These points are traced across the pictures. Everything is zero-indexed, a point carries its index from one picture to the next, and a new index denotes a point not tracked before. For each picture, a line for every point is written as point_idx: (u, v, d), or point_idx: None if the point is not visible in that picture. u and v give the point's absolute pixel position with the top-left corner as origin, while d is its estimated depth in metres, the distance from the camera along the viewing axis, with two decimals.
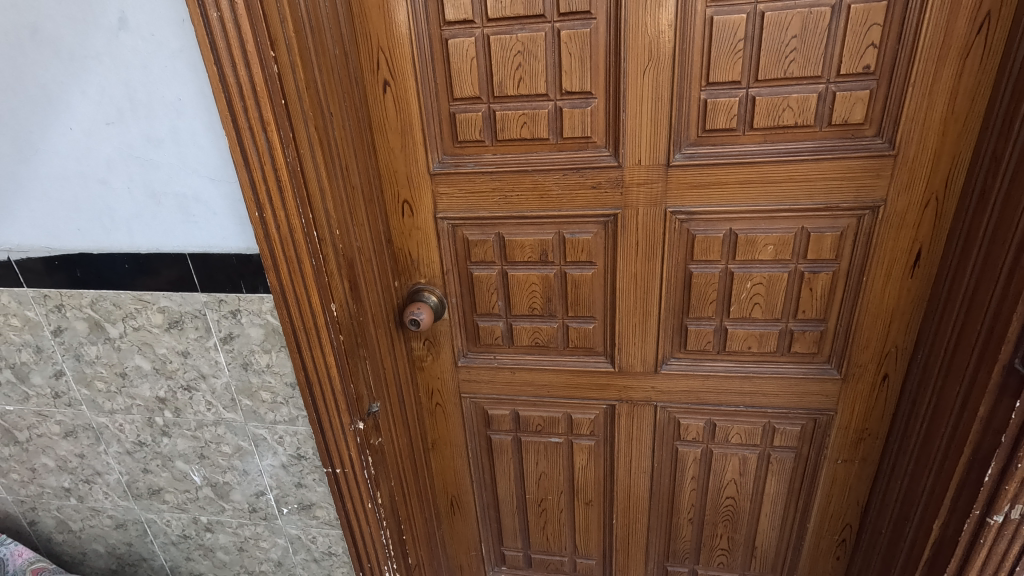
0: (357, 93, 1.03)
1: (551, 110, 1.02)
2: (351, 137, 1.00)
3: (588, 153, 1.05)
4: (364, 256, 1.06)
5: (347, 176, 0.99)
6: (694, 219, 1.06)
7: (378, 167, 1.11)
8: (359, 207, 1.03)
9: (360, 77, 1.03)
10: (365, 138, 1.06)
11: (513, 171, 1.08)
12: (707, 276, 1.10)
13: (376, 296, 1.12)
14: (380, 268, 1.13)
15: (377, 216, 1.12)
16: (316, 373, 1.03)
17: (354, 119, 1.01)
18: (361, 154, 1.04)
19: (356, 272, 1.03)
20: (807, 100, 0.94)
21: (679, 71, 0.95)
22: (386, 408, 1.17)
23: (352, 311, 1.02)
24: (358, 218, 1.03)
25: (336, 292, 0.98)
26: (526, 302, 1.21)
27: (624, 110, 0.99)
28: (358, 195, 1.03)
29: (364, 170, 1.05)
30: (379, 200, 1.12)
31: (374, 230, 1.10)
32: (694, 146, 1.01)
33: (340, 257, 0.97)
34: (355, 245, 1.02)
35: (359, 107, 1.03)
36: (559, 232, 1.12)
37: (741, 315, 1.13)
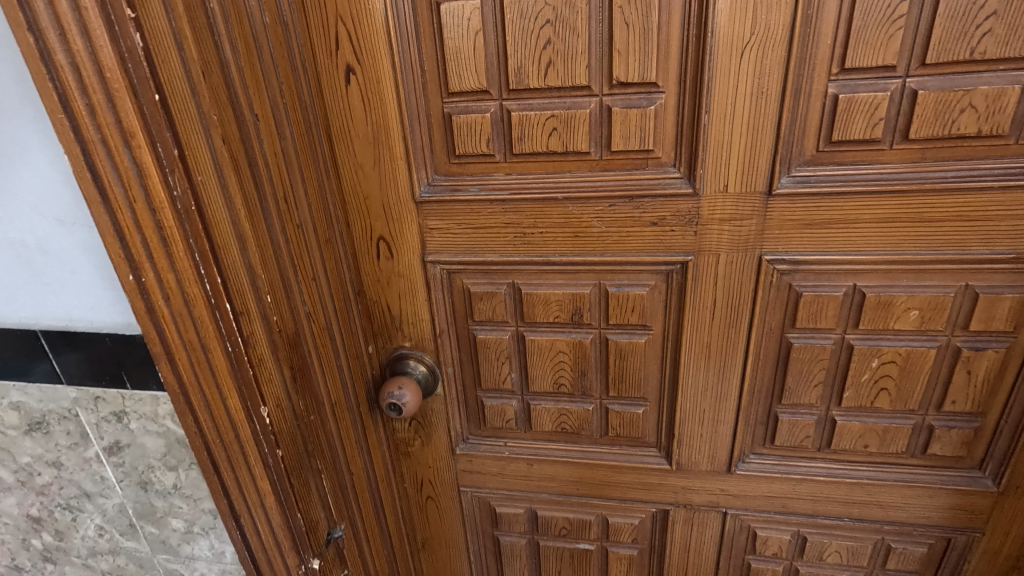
0: (306, 84, 0.69)
1: (595, 110, 0.68)
2: (293, 151, 0.66)
3: (647, 174, 0.70)
4: (313, 322, 0.72)
5: (284, 210, 0.65)
6: (802, 271, 0.72)
7: (340, 190, 0.78)
8: (304, 254, 0.70)
9: (310, 59, 0.70)
10: (319, 151, 0.72)
11: (535, 199, 0.74)
12: (814, 350, 0.77)
13: (337, 374, 0.79)
14: (341, 334, 0.80)
15: (339, 261, 0.78)
16: (245, 505, 0.69)
17: (297, 122, 0.67)
18: (311, 175, 0.71)
19: (299, 350, 0.69)
20: (1002, 96, 0.60)
21: (800, 51, 0.61)
22: (352, 525, 0.84)
23: (292, 407, 0.69)
24: (302, 271, 0.69)
25: (264, 386, 0.64)
26: (550, 377, 0.87)
27: (707, 112, 0.65)
28: (301, 236, 0.69)
29: (314, 198, 0.71)
30: (341, 239, 0.78)
31: (332, 282, 0.77)
32: (810, 165, 0.67)
33: (271, 333, 0.64)
34: (300, 309, 0.69)
35: (309, 104, 0.69)
36: (601, 285, 0.79)
37: (858, 403, 0.79)
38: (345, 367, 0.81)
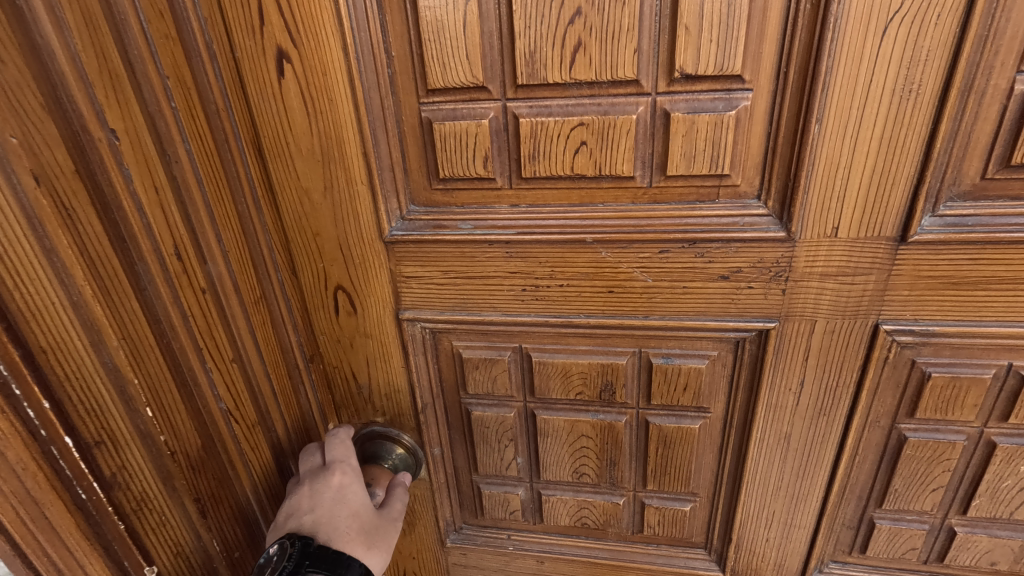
0: (217, 76, 0.46)
1: (645, 116, 0.46)
2: (194, 180, 0.44)
3: (718, 208, 0.48)
4: (236, 420, 0.51)
5: (176, 269, 0.43)
6: (934, 345, 0.51)
7: (279, 224, 0.56)
8: (216, 327, 0.48)
9: (223, 37, 0.47)
10: (242, 175, 0.50)
11: (552, 240, 0.52)
12: (937, 447, 0.56)
13: (278, 476, 0.58)
14: (286, 421, 0.58)
15: (278, 324, 0.56)
16: None
17: (198, 136, 0.45)
18: (226, 211, 0.48)
19: (210, 466, 0.48)
20: None
21: (981, 25, 0.38)
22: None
23: (202, 549, 0.48)
24: (215, 353, 0.48)
25: (149, 537, 0.43)
26: (569, 465, 0.66)
27: (819, 119, 0.43)
28: (211, 304, 0.47)
29: (233, 244, 0.49)
30: (281, 293, 0.56)
31: (267, 355, 0.55)
32: (969, 200, 0.44)
33: (159, 461, 0.43)
34: (212, 411, 0.47)
35: (223, 105, 0.47)
36: (641, 355, 0.57)
37: (990, 513, 0.58)
38: (291, 463, 0.60)
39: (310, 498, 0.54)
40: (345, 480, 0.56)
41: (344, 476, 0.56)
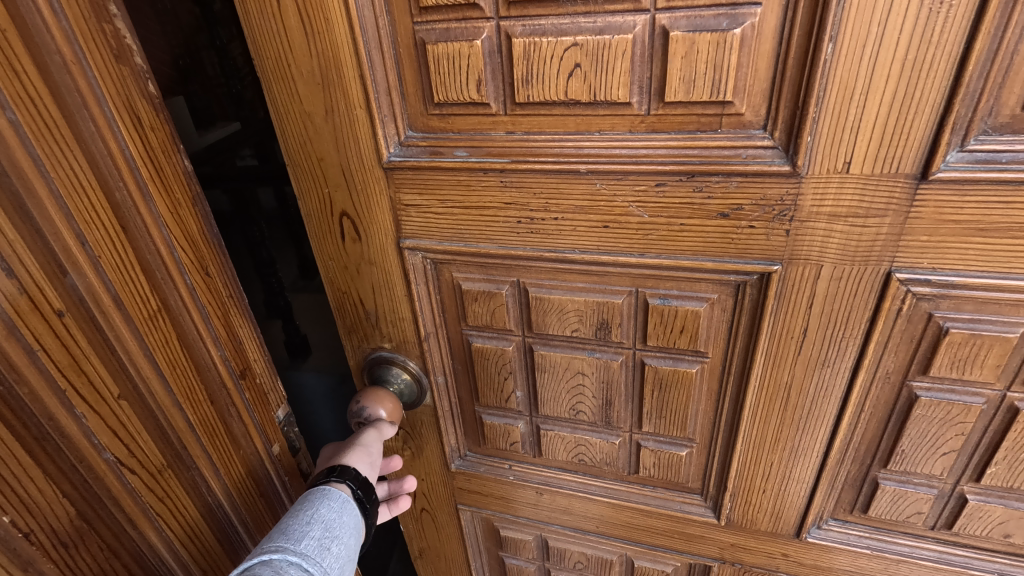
0: (80, 52, 0.41)
1: (643, 36, 0.43)
2: (47, 186, 0.40)
3: (720, 139, 0.45)
4: (135, 471, 0.49)
5: (18, 308, 0.40)
6: (955, 298, 0.47)
7: (180, 218, 0.51)
8: (94, 368, 0.45)
9: (85, 11, 0.42)
10: (111, 164, 0.44)
11: (546, 169, 0.51)
12: (950, 408, 0.52)
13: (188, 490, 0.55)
14: (206, 444, 0.55)
15: (190, 339, 0.53)
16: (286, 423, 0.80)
17: (48, 133, 0.40)
18: (94, 207, 0.43)
19: (92, 538, 0.47)
20: None
21: None
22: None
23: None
24: (86, 391, 0.45)
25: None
26: (567, 400, 0.67)
27: (830, 37, 0.39)
28: (75, 324, 0.43)
29: (109, 252, 0.45)
30: (193, 299, 0.52)
31: (169, 374, 0.51)
32: (1006, 132, 0.39)
33: (11, 543, 0.41)
34: (91, 464, 0.46)
35: (91, 85, 0.42)
36: (638, 293, 0.56)
37: (1007, 484, 0.55)
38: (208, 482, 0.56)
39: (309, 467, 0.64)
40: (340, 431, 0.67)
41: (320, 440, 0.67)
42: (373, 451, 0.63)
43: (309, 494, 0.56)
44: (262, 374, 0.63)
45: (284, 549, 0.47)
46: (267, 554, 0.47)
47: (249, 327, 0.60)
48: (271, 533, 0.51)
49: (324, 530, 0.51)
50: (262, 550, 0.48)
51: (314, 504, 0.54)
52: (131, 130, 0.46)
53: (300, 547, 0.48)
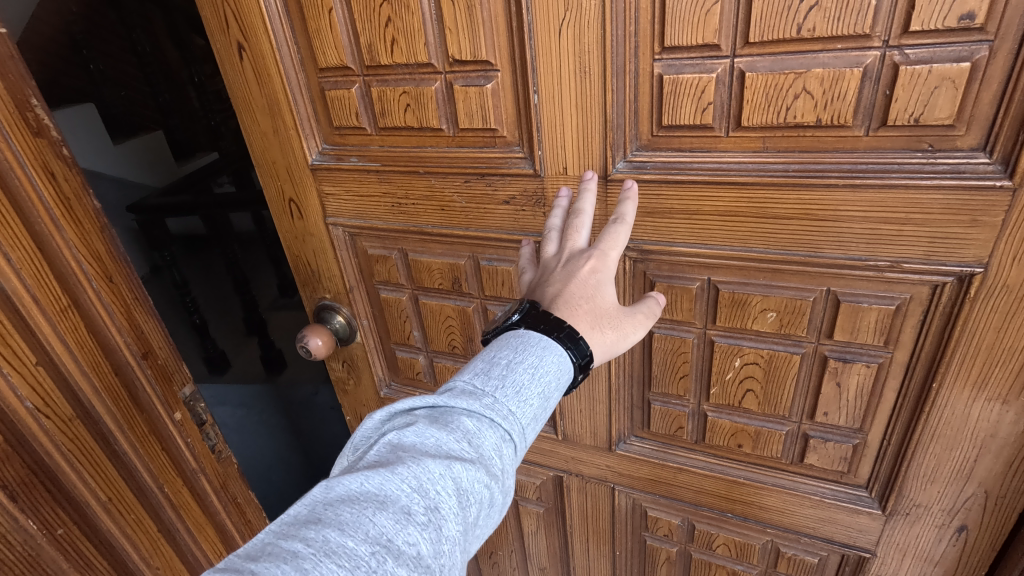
0: (3, 132, 0.60)
1: (441, 88, 0.69)
2: None
3: (495, 152, 0.70)
4: (48, 416, 0.67)
5: None
6: (655, 261, 0.69)
7: (91, 241, 0.69)
8: (13, 338, 0.64)
9: (8, 107, 0.60)
10: (32, 200, 0.63)
11: (402, 171, 0.77)
12: (674, 342, 0.74)
13: (89, 432, 0.72)
14: (110, 403, 0.72)
15: (96, 326, 0.70)
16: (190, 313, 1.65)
17: None
18: (16, 235, 0.62)
19: (16, 462, 0.66)
20: (840, 79, 0.51)
21: (616, 28, 0.56)
22: (174, 569, 0.85)
23: (19, 529, 0.66)
24: (9, 357, 0.64)
25: None
26: (445, 338, 0.93)
27: (534, 90, 0.63)
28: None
29: (28, 266, 0.64)
30: (98, 299, 0.70)
31: (82, 353, 0.69)
32: (648, 150, 0.63)
33: None
34: (14, 409, 0.64)
35: (10, 149, 0.61)
36: (474, 257, 0.81)
37: (726, 402, 0.76)
38: (111, 428, 0.73)
39: (568, 276, 0.60)
40: (595, 264, 0.60)
41: (595, 261, 0.60)
42: (615, 354, 0.59)
43: (548, 344, 0.54)
44: (174, 362, 0.80)
45: (492, 419, 0.49)
46: (483, 405, 0.49)
47: (153, 320, 0.77)
48: (507, 376, 0.51)
49: (539, 409, 0.51)
50: (490, 399, 0.50)
51: (553, 375, 0.53)
52: (45, 178, 0.64)
53: (511, 422, 0.49)
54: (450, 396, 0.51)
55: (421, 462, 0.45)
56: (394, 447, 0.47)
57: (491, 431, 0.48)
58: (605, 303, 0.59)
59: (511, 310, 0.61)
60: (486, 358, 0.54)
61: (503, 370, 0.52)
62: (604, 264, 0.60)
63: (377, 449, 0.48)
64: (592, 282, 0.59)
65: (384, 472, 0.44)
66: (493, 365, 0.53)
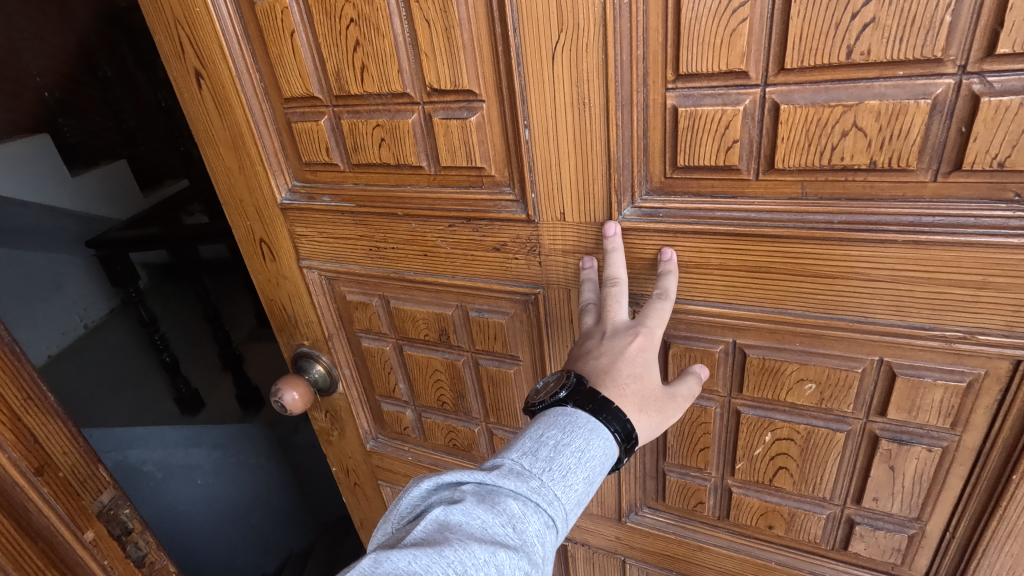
0: None
1: (418, 120, 0.60)
2: None
3: (483, 193, 0.61)
4: None
5: None
6: (670, 319, 0.59)
7: None
8: None
9: None
10: None
11: (379, 212, 0.68)
12: (693, 410, 0.63)
13: None
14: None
15: None
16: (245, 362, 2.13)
17: None
18: None
19: None
20: (901, 114, 0.41)
21: (621, 52, 0.47)
22: None
23: None
24: None
25: None
26: (433, 393, 0.83)
27: (525, 124, 0.54)
28: None
29: None
30: None
31: None
32: (661, 194, 0.52)
33: None
34: None
35: None
36: (463, 306, 0.71)
37: (755, 479, 0.65)
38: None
39: (611, 350, 0.51)
40: (643, 342, 0.51)
41: (645, 338, 0.51)
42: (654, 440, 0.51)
43: (596, 426, 0.47)
44: (77, 467, 0.72)
45: (541, 505, 0.42)
46: (530, 488, 0.42)
47: (52, 424, 0.69)
48: (552, 459, 0.44)
49: (585, 495, 0.44)
50: (537, 482, 0.42)
51: (601, 458, 0.45)
52: None
53: (556, 507, 0.42)
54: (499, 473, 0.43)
55: (466, 545, 0.38)
56: (439, 526, 0.40)
57: (536, 515, 0.41)
58: (653, 385, 0.51)
59: (554, 384, 0.51)
60: (531, 435, 0.47)
61: (550, 451, 0.45)
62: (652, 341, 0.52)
63: (421, 524, 0.41)
64: (640, 360, 0.51)
65: (431, 551, 0.38)
66: (536, 445, 0.45)
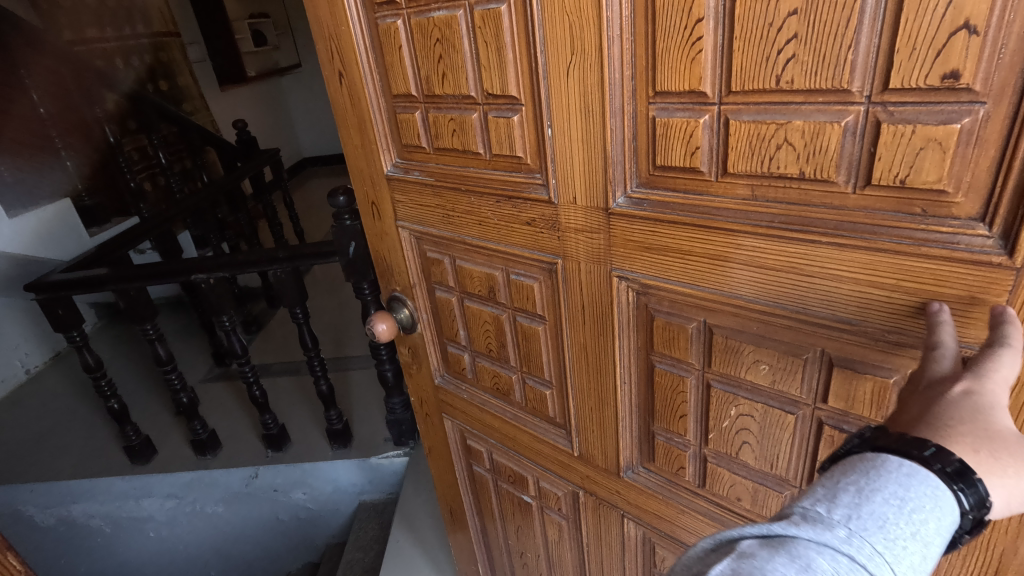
0: None
1: (479, 117, 0.77)
2: None
3: (520, 177, 0.77)
4: None
5: None
6: (655, 295, 0.70)
7: None
8: None
9: None
10: None
11: (450, 187, 0.88)
12: (673, 380, 0.74)
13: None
14: None
15: None
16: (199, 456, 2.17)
17: None
18: None
19: None
20: (821, 133, 0.49)
21: (615, 72, 0.60)
22: None
23: None
24: None
25: None
26: (483, 341, 1.01)
27: (549, 125, 0.69)
28: None
29: None
30: None
31: None
32: (646, 188, 0.64)
33: None
34: None
35: None
36: (506, 270, 0.88)
37: (724, 451, 0.73)
38: None
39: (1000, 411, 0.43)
40: (967, 383, 0.45)
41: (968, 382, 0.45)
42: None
43: (912, 471, 0.43)
44: None
45: (845, 552, 0.40)
46: (838, 538, 0.41)
47: None
48: (860, 506, 0.42)
49: (920, 553, 0.40)
50: (844, 532, 0.41)
51: (924, 505, 0.41)
52: None
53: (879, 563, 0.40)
54: (794, 523, 0.43)
55: None
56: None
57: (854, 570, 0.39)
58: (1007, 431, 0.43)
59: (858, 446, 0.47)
60: (834, 486, 0.44)
61: (856, 498, 0.42)
62: (986, 387, 0.44)
63: None
64: (972, 409, 0.44)
65: None
66: (840, 493, 0.43)
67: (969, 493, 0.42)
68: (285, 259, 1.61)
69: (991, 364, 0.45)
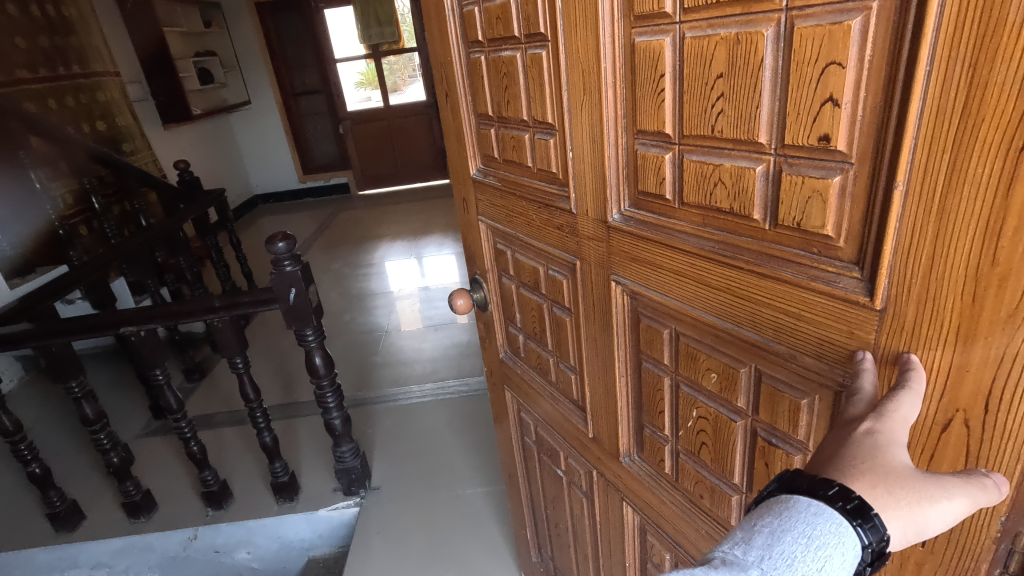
0: None
1: (529, 138, 0.94)
2: None
3: (554, 189, 0.92)
4: None
5: None
6: (641, 300, 0.81)
7: None
8: None
9: None
10: None
11: (511, 192, 1.06)
12: (654, 378, 0.84)
13: None
14: None
15: None
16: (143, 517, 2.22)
17: None
18: None
19: None
20: (743, 176, 0.58)
21: (611, 111, 0.73)
22: None
23: None
24: None
25: None
26: (531, 325, 1.18)
27: (570, 149, 0.84)
28: None
29: None
30: None
31: None
32: (634, 207, 0.76)
33: None
34: None
35: None
36: (545, 266, 1.04)
37: (690, 449, 0.82)
38: None
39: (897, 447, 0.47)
40: (869, 422, 0.48)
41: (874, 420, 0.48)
42: (926, 532, 0.45)
43: (819, 510, 0.45)
44: None
45: None
46: None
47: None
48: (772, 547, 0.45)
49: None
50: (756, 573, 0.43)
51: (830, 545, 0.44)
52: None
53: None
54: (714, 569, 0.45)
55: None
56: None
57: None
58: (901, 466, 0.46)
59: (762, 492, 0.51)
60: (748, 528, 0.47)
61: (767, 539, 0.45)
62: (885, 424, 0.48)
63: None
64: (868, 443, 0.47)
65: None
66: (754, 535, 0.46)
67: (869, 529, 0.44)
68: (224, 306, 1.84)
69: (893, 405, 0.48)
